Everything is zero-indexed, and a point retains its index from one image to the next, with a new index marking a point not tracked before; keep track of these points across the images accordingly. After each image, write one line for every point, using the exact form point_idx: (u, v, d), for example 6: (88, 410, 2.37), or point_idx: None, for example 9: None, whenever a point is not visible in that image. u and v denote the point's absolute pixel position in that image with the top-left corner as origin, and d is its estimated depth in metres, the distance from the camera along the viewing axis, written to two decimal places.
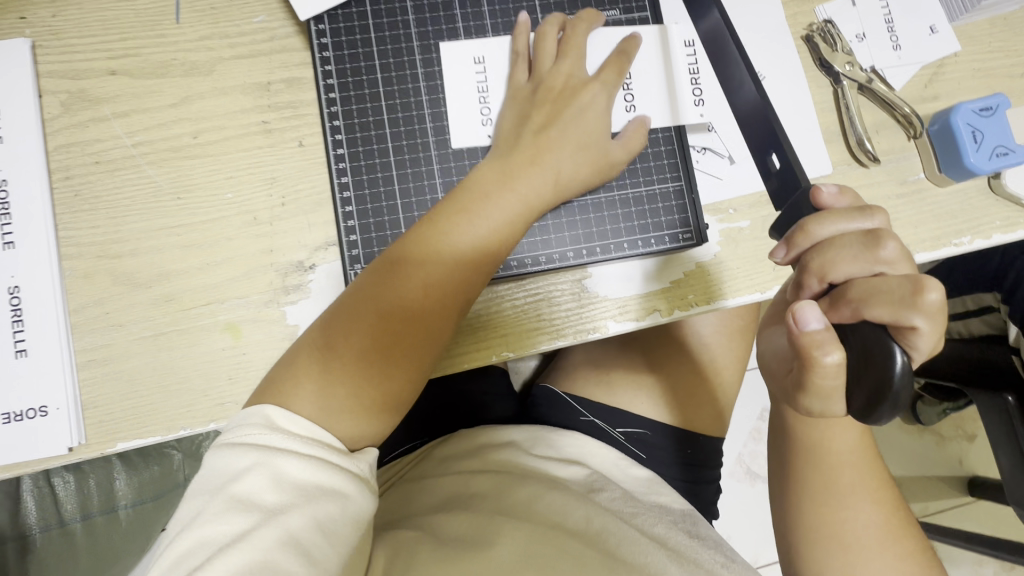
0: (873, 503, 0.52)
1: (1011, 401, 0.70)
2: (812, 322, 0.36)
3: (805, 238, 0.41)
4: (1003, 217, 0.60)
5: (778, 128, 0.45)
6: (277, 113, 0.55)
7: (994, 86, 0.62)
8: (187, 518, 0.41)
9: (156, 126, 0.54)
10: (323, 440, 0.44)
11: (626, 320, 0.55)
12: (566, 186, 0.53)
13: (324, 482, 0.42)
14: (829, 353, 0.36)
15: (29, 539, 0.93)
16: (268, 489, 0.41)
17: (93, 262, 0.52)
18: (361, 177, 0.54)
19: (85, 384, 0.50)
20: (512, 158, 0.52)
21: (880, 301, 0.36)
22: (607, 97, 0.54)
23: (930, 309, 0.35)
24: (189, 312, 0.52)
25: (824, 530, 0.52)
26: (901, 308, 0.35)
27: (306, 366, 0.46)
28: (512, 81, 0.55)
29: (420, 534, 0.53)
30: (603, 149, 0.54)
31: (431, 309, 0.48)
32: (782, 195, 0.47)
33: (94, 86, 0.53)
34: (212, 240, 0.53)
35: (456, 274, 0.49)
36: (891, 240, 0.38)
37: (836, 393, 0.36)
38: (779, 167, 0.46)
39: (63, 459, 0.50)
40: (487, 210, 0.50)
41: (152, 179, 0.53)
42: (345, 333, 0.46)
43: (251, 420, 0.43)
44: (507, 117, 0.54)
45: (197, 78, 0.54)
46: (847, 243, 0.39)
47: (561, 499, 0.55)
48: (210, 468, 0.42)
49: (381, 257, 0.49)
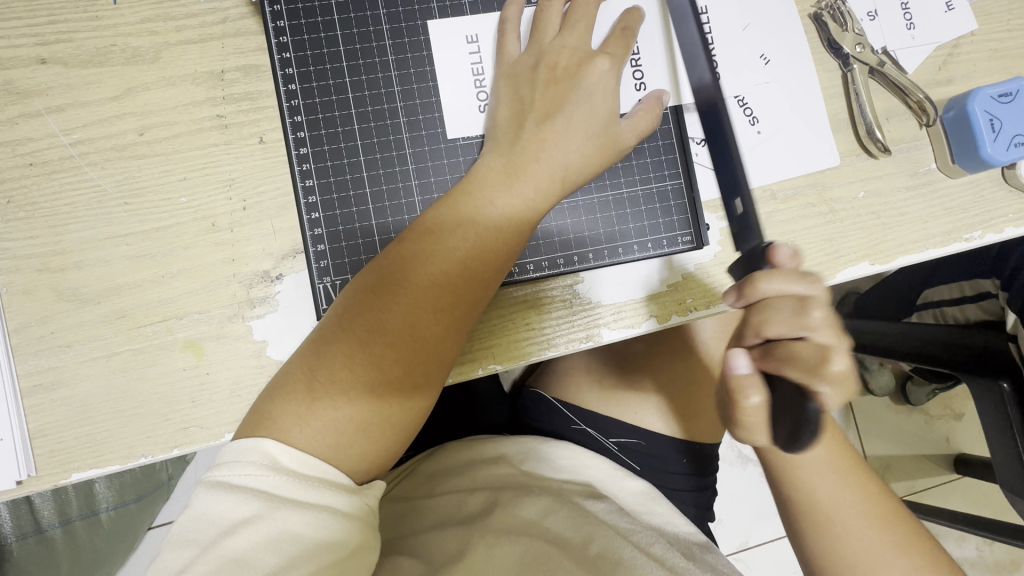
0: (861, 515, 0.50)
1: (1006, 388, 0.68)
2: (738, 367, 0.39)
3: (753, 291, 0.39)
4: (1017, 209, 0.56)
5: (740, 174, 0.44)
6: (234, 105, 0.49)
7: (1012, 68, 0.58)
8: (170, 572, 0.37)
9: (96, 123, 0.48)
10: (330, 482, 0.41)
11: (621, 328, 0.51)
12: (573, 181, 0.48)
13: (328, 537, 0.39)
14: (751, 396, 0.37)
15: (4, 549, 0.88)
16: (266, 549, 0.37)
17: (34, 276, 0.47)
18: (327, 179, 0.50)
19: (32, 411, 0.46)
20: (514, 151, 0.47)
21: (794, 367, 0.37)
22: (614, 73, 0.49)
23: (834, 378, 0.36)
24: (144, 330, 0.47)
25: (823, 548, 0.51)
26: (812, 375, 0.36)
27: (292, 393, 0.42)
28: (506, 55, 0.50)
29: (411, 557, 0.51)
30: (611, 136, 0.49)
31: (443, 329, 0.44)
32: (740, 239, 0.45)
33: (22, 77, 0.47)
34: (167, 249, 0.48)
35: (466, 288, 0.45)
36: (816, 308, 0.38)
37: (759, 429, 0.38)
38: (739, 214, 0.45)
39: (12, 493, 0.46)
40: (492, 216, 0.46)
41: (95, 183, 0.48)
42: (348, 363, 0.42)
43: (251, 458, 0.40)
44: (502, 105, 0.49)
45: (141, 66, 0.49)
46: (781, 305, 0.38)
47: (558, 520, 0.53)
48: (203, 513, 0.38)
49: (376, 264, 0.45)
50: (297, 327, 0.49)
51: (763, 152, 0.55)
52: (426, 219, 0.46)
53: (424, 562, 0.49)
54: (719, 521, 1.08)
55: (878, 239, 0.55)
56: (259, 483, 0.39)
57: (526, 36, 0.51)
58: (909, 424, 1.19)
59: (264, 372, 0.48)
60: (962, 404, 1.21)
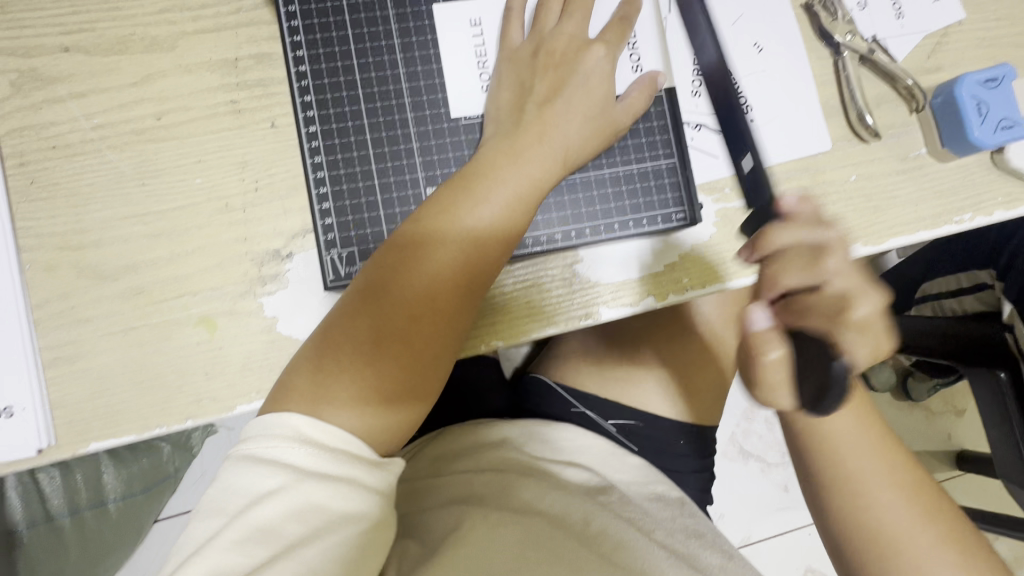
0: (877, 476, 0.52)
1: (1003, 378, 0.69)
2: (760, 323, 0.42)
3: (765, 245, 0.43)
4: (1005, 192, 0.58)
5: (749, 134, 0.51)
6: (247, 91, 0.51)
7: (999, 56, 0.59)
8: (201, 540, 0.39)
9: (116, 108, 0.50)
10: (353, 454, 0.42)
11: (619, 305, 0.53)
12: (574, 160, 0.51)
13: (348, 509, 0.40)
14: (770, 350, 0.42)
15: (14, 537, 0.89)
16: (289, 519, 0.39)
17: (55, 254, 0.49)
18: (335, 156, 0.51)
19: (53, 383, 0.48)
20: (517, 135, 0.49)
21: (816, 315, 0.41)
22: (610, 59, 0.52)
23: (858, 324, 0.41)
24: (160, 305, 0.49)
25: (846, 508, 0.53)
26: (833, 320, 0.41)
27: (311, 370, 0.44)
28: (508, 41, 0.52)
29: (417, 538, 0.52)
30: (608, 118, 0.52)
31: (457, 307, 0.46)
32: (754, 197, 0.51)
33: (46, 64, 0.50)
34: (182, 229, 0.50)
35: (479, 264, 0.47)
36: (835, 256, 0.42)
37: (783, 385, 0.42)
38: (751, 171, 0.51)
39: (32, 462, 0.47)
40: (502, 195, 0.48)
41: (114, 165, 0.50)
42: (368, 335, 0.44)
43: (279, 431, 0.41)
44: (504, 88, 0.51)
45: (159, 54, 0.51)
46: (793, 257, 0.42)
47: (561, 499, 0.55)
48: (230, 485, 0.40)
49: (388, 247, 0.47)
50: (306, 304, 0.51)
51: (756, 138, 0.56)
52: (438, 200, 0.48)
53: (432, 541, 0.51)
54: (720, 514, 1.09)
55: (871, 221, 0.56)
56: (285, 455, 0.40)
57: (527, 25, 0.54)
58: (909, 417, 1.20)
59: (275, 346, 0.50)
60: (963, 400, 1.22)
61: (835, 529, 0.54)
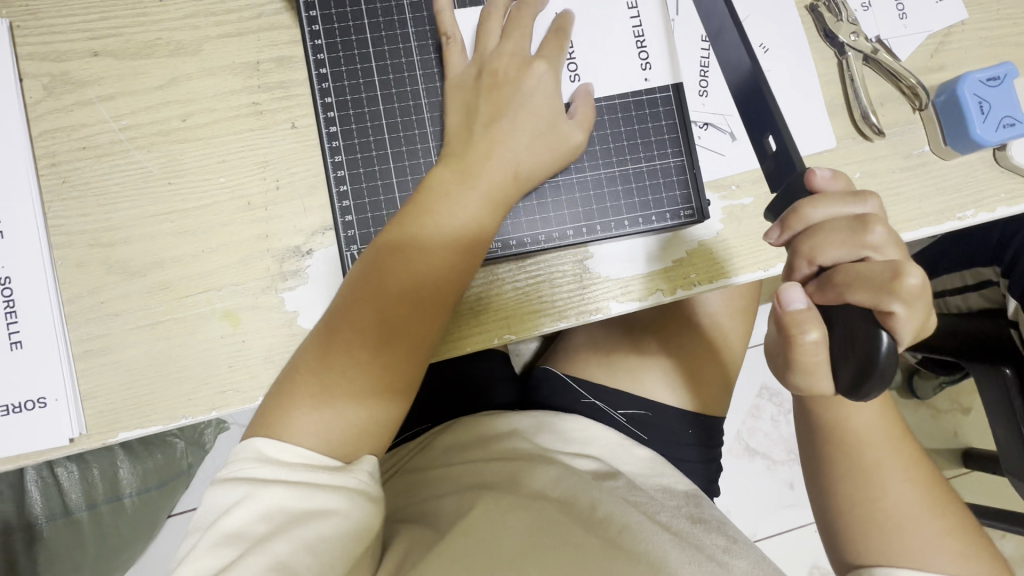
0: (892, 469, 0.53)
1: (1009, 374, 0.70)
2: (797, 302, 0.39)
3: (798, 220, 0.43)
4: (1008, 189, 0.59)
5: (776, 113, 0.49)
6: (269, 93, 0.53)
7: (1001, 55, 0.60)
8: (184, 552, 0.42)
9: (143, 110, 0.52)
10: (313, 462, 0.44)
11: (629, 300, 0.55)
12: (527, 174, 0.52)
13: (311, 505, 0.42)
14: (808, 332, 0.38)
15: (36, 529, 0.93)
16: (256, 520, 0.41)
17: (85, 251, 0.51)
18: (355, 155, 0.53)
19: (83, 374, 0.50)
20: (467, 157, 0.51)
21: (861, 286, 0.38)
22: (552, 74, 0.53)
23: (909, 293, 0.36)
24: (185, 300, 0.51)
25: (857, 499, 0.54)
26: (881, 293, 0.37)
27: (285, 393, 0.46)
28: (451, 66, 0.53)
29: (430, 524, 0.54)
30: (557, 130, 0.53)
31: (421, 322, 0.48)
32: (775, 176, 0.50)
33: (76, 68, 0.52)
34: (206, 226, 0.52)
35: (435, 278, 0.48)
36: (878, 226, 0.40)
37: (820, 369, 0.39)
38: (776, 150, 0.50)
39: (64, 450, 0.49)
40: (454, 213, 0.49)
41: (141, 165, 0.52)
42: (330, 354, 0.46)
43: (242, 454, 0.44)
44: (454, 112, 0.53)
45: (184, 58, 0.53)
46: (835, 228, 0.41)
47: (571, 485, 0.56)
48: (207, 502, 0.43)
49: (353, 274, 0.49)
50: (325, 299, 0.53)
51: None
52: (394, 222, 0.49)
53: (443, 526, 0.52)
54: (727, 510, 1.10)
55: None
56: (246, 471, 0.43)
57: (469, 48, 0.55)
58: (915, 414, 1.21)
59: (296, 339, 0.52)
60: (969, 397, 1.22)
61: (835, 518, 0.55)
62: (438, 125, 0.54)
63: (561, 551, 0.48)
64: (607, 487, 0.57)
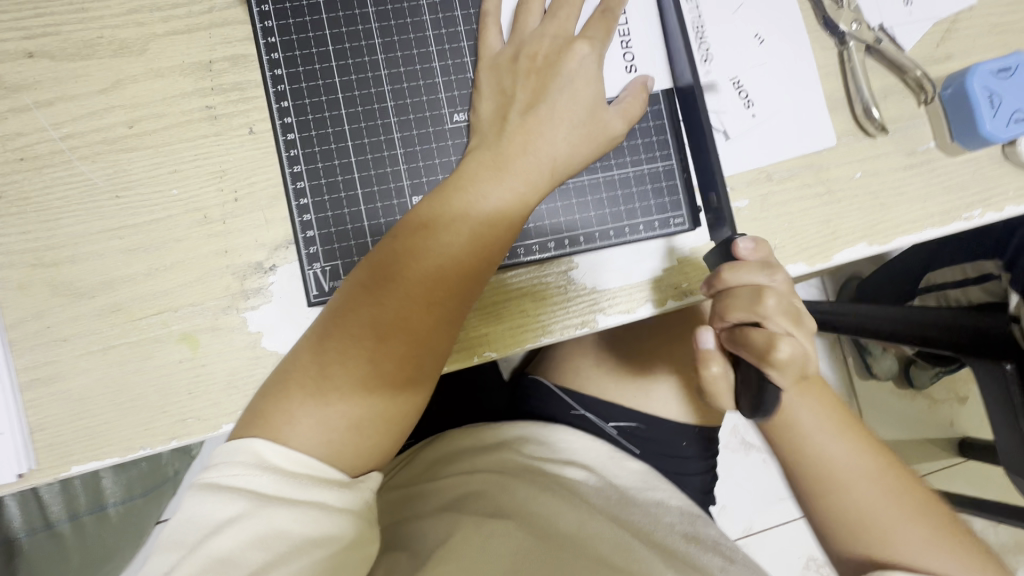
0: (895, 515, 0.47)
1: (1009, 369, 0.67)
2: (707, 344, 0.46)
3: (716, 284, 0.45)
4: (1016, 186, 0.56)
5: (715, 171, 0.48)
6: (223, 96, 0.49)
7: (1012, 43, 0.57)
8: (159, 574, 0.38)
9: (86, 116, 0.48)
10: (319, 479, 0.41)
11: (617, 313, 0.51)
12: (561, 172, 0.48)
13: (315, 532, 0.39)
14: (713, 367, 0.46)
15: (15, 545, 0.89)
16: (250, 546, 0.38)
17: (28, 271, 0.47)
18: (315, 164, 0.49)
19: (31, 405, 0.46)
20: (499, 144, 0.47)
21: (746, 351, 0.43)
22: (595, 58, 0.49)
23: (782, 362, 0.41)
24: (139, 323, 0.48)
25: (856, 549, 0.48)
26: (760, 361, 0.42)
27: (286, 391, 0.43)
28: (487, 48, 0.50)
29: (408, 548, 0.50)
30: (597, 122, 0.49)
31: (436, 326, 0.45)
32: (715, 231, 0.51)
33: (10, 72, 0.47)
34: (158, 242, 0.48)
35: (458, 285, 0.45)
36: (771, 299, 0.42)
37: (722, 394, 0.47)
38: (716, 207, 0.50)
39: (13, 487, 0.46)
40: (482, 211, 0.46)
41: (86, 177, 0.48)
42: (343, 359, 0.43)
43: (238, 459, 0.40)
44: (486, 97, 0.49)
45: (128, 59, 0.48)
46: (741, 294, 0.43)
47: (556, 502, 0.54)
48: (191, 514, 0.39)
49: (367, 263, 0.45)
50: (292, 317, 0.49)
51: (759, 134, 0.54)
52: (419, 213, 0.46)
53: (424, 551, 0.49)
54: (722, 507, 1.08)
55: (876, 219, 0.54)
56: (246, 483, 0.40)
57: (505, 28, 0.51)
58: (912, 408, 1.19)
59: (260, 362, 0.48)
60: (967, 388, 1.20)
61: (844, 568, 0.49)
62: (465, 107, 0.51)
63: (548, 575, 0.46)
64: (596, 502, 0.56)
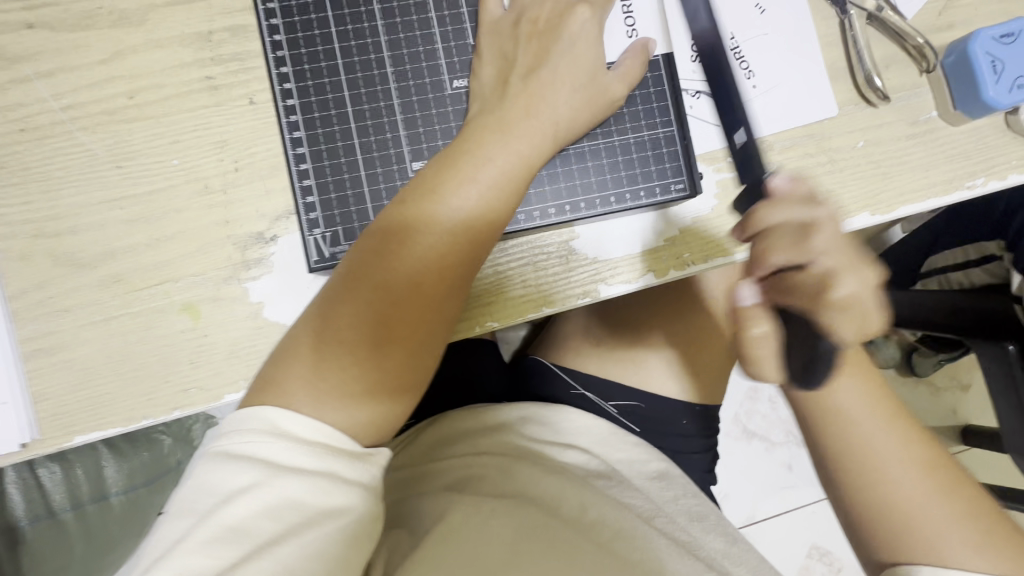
0: (900, 462, 0.49)
1: (1011, 350, 0.66)
2: (747, 299, 0.41)
3: (753, 225, 0.42)
4: (1019, 156, 0.55)
5: (740, 108, 0.50)
6: (223, 66, 0.49)
7: (1013, 12, 0.56)
8: (168, 542, 0.37)
9: (86, 86, 0.48)
10: (332, 449, 0.41)
11: (619, 282, 0.51)
12: (564, 135, 0.49)
13: (329, 504, 0.39)
14: (756, 327, 0.41)
15: (18, 533, 0.89)
16: (263, 517, 0.38)
17: (29, 242, 0.47)
18: (315, 131, 0.49)
19: (33, 376, 0.46)
20: (501, 107, 0.47)
21: (802, 297, 0.40)
22: (596, 23, 0.50)
23: (838, 303, 0.40)
24: (141, 294, 0.47)
25: (861, 494, 0.50)
26: (814, 302, 0.40)
27: (297, 355, 0.43)
28: (487, 13, 0.50)
29: (410, 526, 0.51)
30: (598, 85, 0.49)
31: (447, 290, 0.45)
32: (746, 168, 0.51)
33: (10, 42, 0.47)
34: (160, 213, 0.48)
35: (468, 250, 0.45)
36: (819, 234, 0.40)
37: (764, 360, 0.42)
38: (742, 145, 0.50)
39: (17, 457, 0.46)
40: (489, 175, 0.45)
41: (86, 147, 0.48)
42: (354, 323, 0.43)
43: (252, 426, 0.40)
44: (486, 62, 0.49)
45: (128, 29, 0.48)
46: (785, 232, 0.41)
47: (558, 484, 0.54)
48: (202, 482, 0.39)
49: (376, 228, 0.45)
50: (294, 287, 0.49)
51: (759, 104, 0.54)
52: (425, 179, 0.45)
53: (421, 529, 0.50)
54: (725, 495, 1.08)
55: (878, 189, 0.54)
56: (258, 451, 0.39)
57: None
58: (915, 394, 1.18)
59: (261, 332, 0.48)
60: (969, 375, 1.20)
61: (851, 518, 0.51)
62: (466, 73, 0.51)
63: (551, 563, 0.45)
64: (598, 486, 0.55)
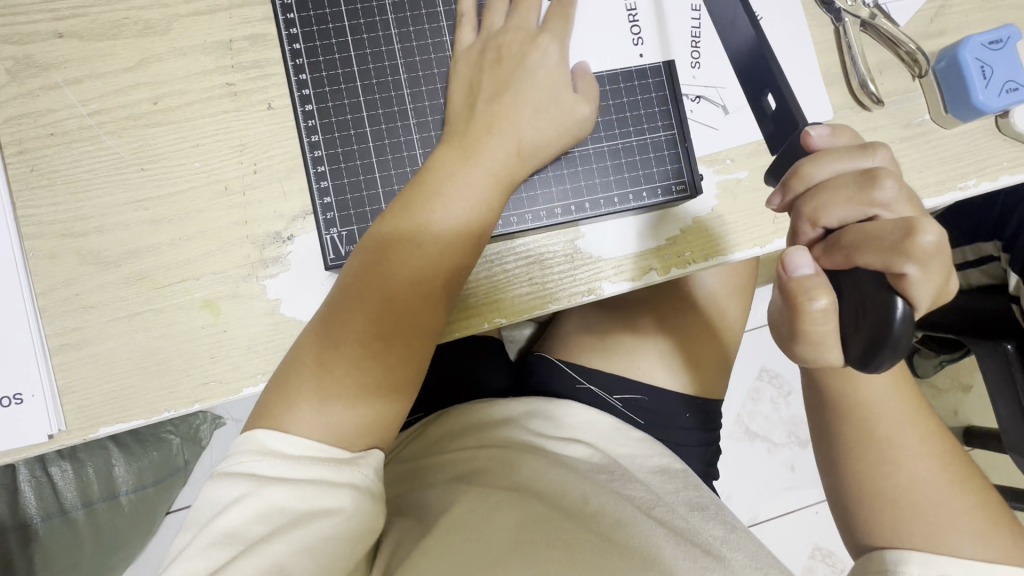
0: (920, 451, 0.51)
1: (1011, 350, 0.68)
2: (804, 267, 0.36)
3: (799, 182, 0.41)
4: (1010, 157, 0.57)
5: (773, 69, 0.51)
6: (243, 73, 0.51)
7: (1004, 18, 0.58)
8: (176, 551, 0.40)
9: (113, 92, 0.50)
10: (313, 458, 0.42)
11: (621, 281, 0.53)
12: (531, 153, 0.50)
13: (314, 506, 0.41)
14: (817, 299, 0.35)
15: (30, 530, 0.90)
16: (255, 521, 0.40)
17: (57, 241, 0.49)
18: (332, 134, 0.51)
19: (60, 369, 0.48)
20: (468, 131, 0.49)
21: (872, 249, 0.35)
22: (559, 49, 0.52)
23: (921, 255, 0.34)
24: (164, 290, 0.49)
25: (873, 481, 0.51)
26: (891, 255, 0.34)
27: (295, 362, 0.45)
28: (460, 40, 0.52)
29: (416, 514, 0.54)
30: (563, 107, 0.51)
31: (437, 292, 0.47)
32: (779, 136, 0.52)
33: (41, 50, 0.49)
34: (182, 213, 0.50)
35: (457, 253, 0.47)
36: (887, 179, 0.37)
37: (828, 339, 0.36)
38: (775, 110, 0.52)
39: (43, 447, 0.48)
40: (462, 192, 0.48)
41: (112, 150, 0.50)
42: (348, 328, 0.45)
43: (244, 447, 0.43)
44: (456, 88, 0.51)
45: (152, 38, 0.51)
46: (841, 184, 0.38)
47: (560, 476, 0.55)
48: (205, 496, 0.42)
49: (368, 241, 0.47)
50: (310, 284, 0.51)
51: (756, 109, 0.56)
52: (413, 192, 0.48)
53: (428, 518, 0.52)
54: (727, 495, 1.09)
55: None
56: (249, 466, 0.42)
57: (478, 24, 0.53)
58: None
59: (279, 328, 0.50)
60: (971, 376, 1.21)
61: (853, 506, 0.53)
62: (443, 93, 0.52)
63: (549, 552, 0.46)
64: (598, 478, 0.56)
